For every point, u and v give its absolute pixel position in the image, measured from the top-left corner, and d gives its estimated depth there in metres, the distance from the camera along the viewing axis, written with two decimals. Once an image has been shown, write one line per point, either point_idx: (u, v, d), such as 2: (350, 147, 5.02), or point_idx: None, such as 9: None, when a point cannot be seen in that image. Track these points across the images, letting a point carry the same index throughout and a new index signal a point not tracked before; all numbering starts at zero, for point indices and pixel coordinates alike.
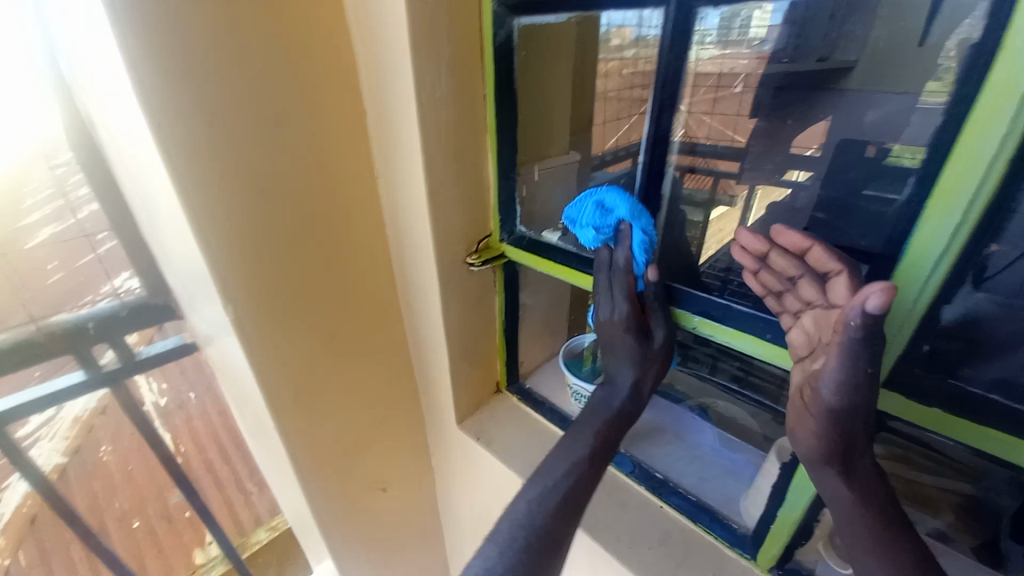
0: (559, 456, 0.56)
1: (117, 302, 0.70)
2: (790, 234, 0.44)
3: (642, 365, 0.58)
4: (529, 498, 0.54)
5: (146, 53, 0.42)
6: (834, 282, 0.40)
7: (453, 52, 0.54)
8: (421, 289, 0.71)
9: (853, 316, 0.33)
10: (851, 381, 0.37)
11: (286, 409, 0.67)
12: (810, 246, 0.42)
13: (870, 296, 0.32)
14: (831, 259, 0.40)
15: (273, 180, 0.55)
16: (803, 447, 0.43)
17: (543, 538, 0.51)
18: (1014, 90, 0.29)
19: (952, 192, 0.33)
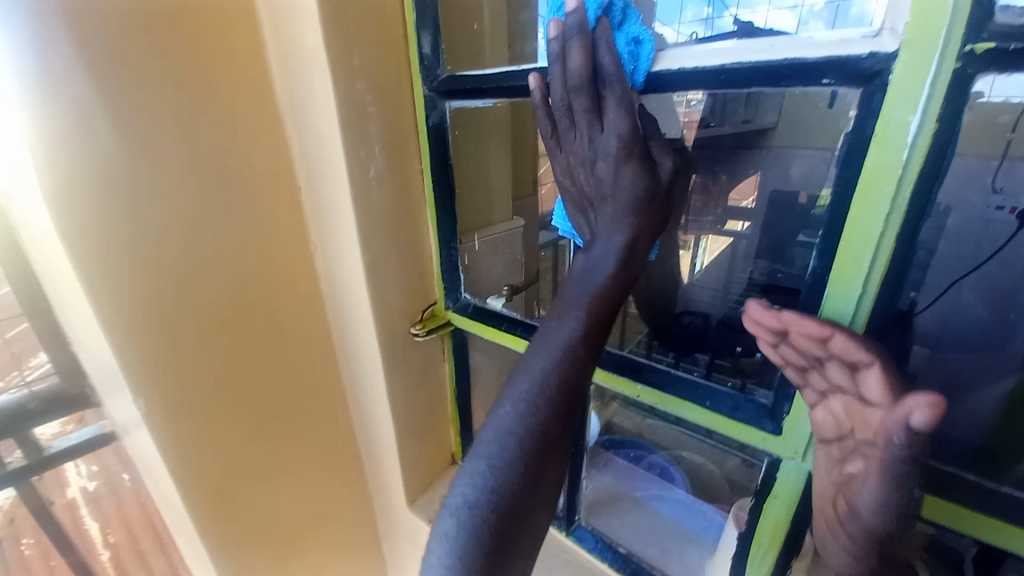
0: (529, 362, 0.41)
1: (25, 393, 0.59)
2: (804, 321, 0.36)
3: (645, 211, 0.42)
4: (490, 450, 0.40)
5: (45, 143, 0.41)
6: (866, 375, 0.33)
7: (386, 134, 0.56)
8: (363, 362, 0.68)
9: (896, 433, 0.28)
10: (891, 503, 0.32)
11: (208, 507, 0.61)
12: (831, 335, 0.34)
13: (913, 411, 0.27)
14: (858, 349, 0.33)
15: (195, 263, 0.54)
16: (834, 559, 0.38)
17: (517, 501, 0.39)
18: (890, 175, 0.32)
19: (852, 264, 0.35)
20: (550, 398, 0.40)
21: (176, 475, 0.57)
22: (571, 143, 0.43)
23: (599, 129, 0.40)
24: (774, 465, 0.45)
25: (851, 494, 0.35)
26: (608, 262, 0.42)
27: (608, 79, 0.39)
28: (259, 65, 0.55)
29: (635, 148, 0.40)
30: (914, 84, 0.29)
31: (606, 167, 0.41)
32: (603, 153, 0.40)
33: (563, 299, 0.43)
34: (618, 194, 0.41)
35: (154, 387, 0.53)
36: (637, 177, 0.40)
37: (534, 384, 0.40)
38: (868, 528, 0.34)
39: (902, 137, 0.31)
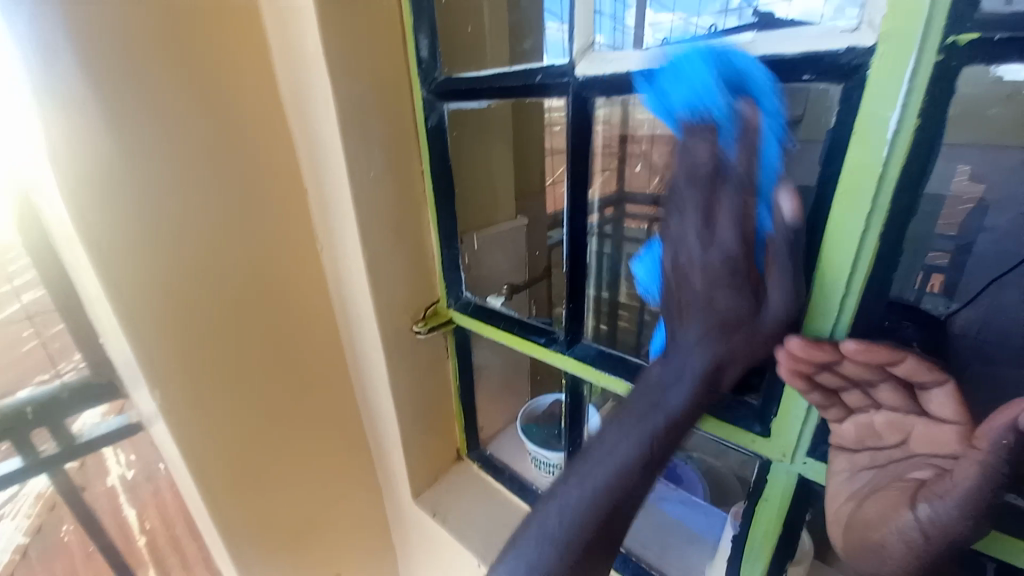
0: (615, 435, 0.42)
1: (59, 382, 0.63)
2: (873, 350, 0.34)
3: (737, 330, 0.39)
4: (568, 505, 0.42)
5: (64, 155, 0.45)
6: (934, 394, 0.33)
7: (386, 137, 0.58)
8: (367, 359, 0.70)
9: (997, 435, 0.28)
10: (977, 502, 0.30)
11: (221, 496, 0.64)
12: (904, 360, 0.33)
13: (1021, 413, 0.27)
14: (928, 371, 0.33)
15: (209, 263, 0.57)
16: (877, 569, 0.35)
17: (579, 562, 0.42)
18: (871, 172, 0.31)
19: (836, 262, 0.35)
20: (632, 466, 0.41)
21: (191, 464, 0.60)
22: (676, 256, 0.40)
23: (704, 236, 0.37)
24: (764, 468, 0.45)
25: (931, 494, 0.32)
26: (682, 380, 0.41)
27: (727, 180, 0.35)
28: (268, 74, 0.57)
29: (739, 272, 0.37)
30: (893, 79, 0.29)
31: (704, 258, 0.38)
32: (700, 261, 0.38)
33: (640, 386, 0.43)
34: (710, 309, 0.39)
35: (170, 379, 0.56)
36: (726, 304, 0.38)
37: (621, 451, 0.41)
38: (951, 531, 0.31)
39: (882, 132, 0.30)
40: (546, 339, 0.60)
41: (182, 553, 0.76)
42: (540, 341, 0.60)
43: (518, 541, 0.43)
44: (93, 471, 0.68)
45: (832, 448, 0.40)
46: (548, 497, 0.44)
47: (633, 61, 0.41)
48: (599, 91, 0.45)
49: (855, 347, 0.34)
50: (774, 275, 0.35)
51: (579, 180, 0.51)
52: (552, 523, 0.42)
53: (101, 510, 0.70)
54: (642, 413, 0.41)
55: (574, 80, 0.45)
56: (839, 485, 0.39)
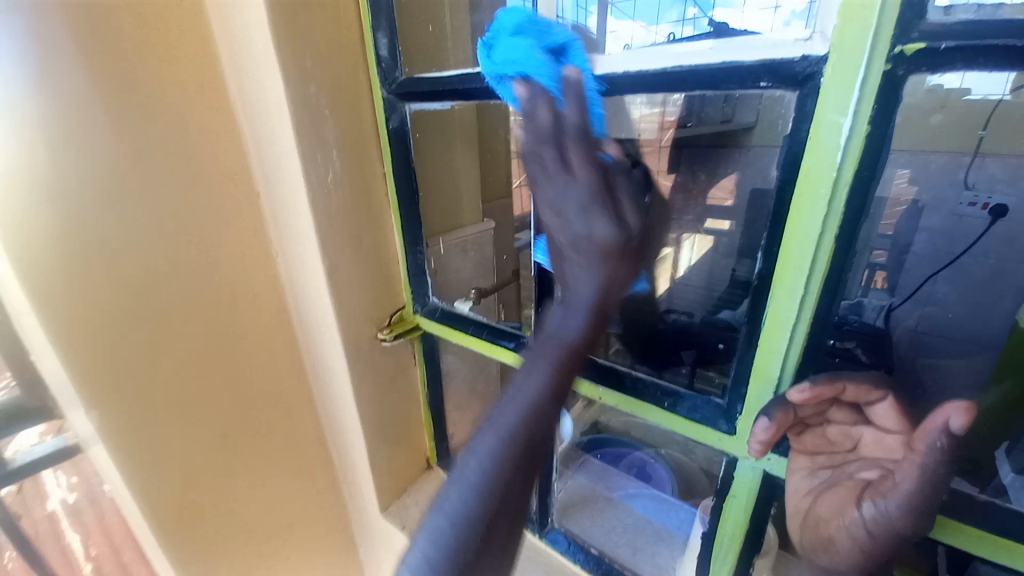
0: (520, 382, 0.43)
1: None
2: (820, 387, 0.36)
3: (609, 266, 0.44)
4: (482, 449, 0.41)
5: None
6: (879, 408, 0.37)
7: (345, 139, 0.56)
8: (328, 368, 0.68)
9: (933, 440, 0.29)
10: (915, 502, 0.31)
11: (171, 522, 0.60)
12: (846, 388, 0.36)
13: (950, 417, 0.28)
14: (870, 391, 0.37)
15: (154, 273, 0.53)
16: (830, 563, 0.37)
17: (498, 507, 0.40)
18: (826, 178, 0.32)
19: (795, 265, 0.35)
20: (542, 404, 0.42)
21: (136, 490, 0.55)
22: (560, 244, 0.45)
23: (569, 178, 0.42)
24: (731, 467, 0.46)
25: (877, 494, 0.34)
26: (575, 319, 0.44)
27: (574, 129, 0.41)
28: (215, 69, 0.54)
29: (600, 199, 0.42)
30: (843, 87, 0.30)
31: (579, 219, 0.43)
32: (571, 203, 0.42)
33: (541, 342, 0.45)
34: (579, 235, 0.43)
35: (112, 400, 0.52)
36: (603, 277, 0.44)
37: (529, 390, 0.42)
38: (897, 531, 0.32)
39: (836, 138, 0.31)
40: (516, 345, 0.59)
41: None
42: (509, 346, 0.59)
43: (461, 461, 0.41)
44: (30, 495, 0.59)
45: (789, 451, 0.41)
46: (495, 404, 0.43)
47: (596, 64, 0.41)
48: None
49: (806, 395, 0.36)
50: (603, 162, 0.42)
51: None
52: (486, 444, 0.41)
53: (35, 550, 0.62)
54: (541, 364, 0.43)
55: None
56: (800, 483, 0.40)
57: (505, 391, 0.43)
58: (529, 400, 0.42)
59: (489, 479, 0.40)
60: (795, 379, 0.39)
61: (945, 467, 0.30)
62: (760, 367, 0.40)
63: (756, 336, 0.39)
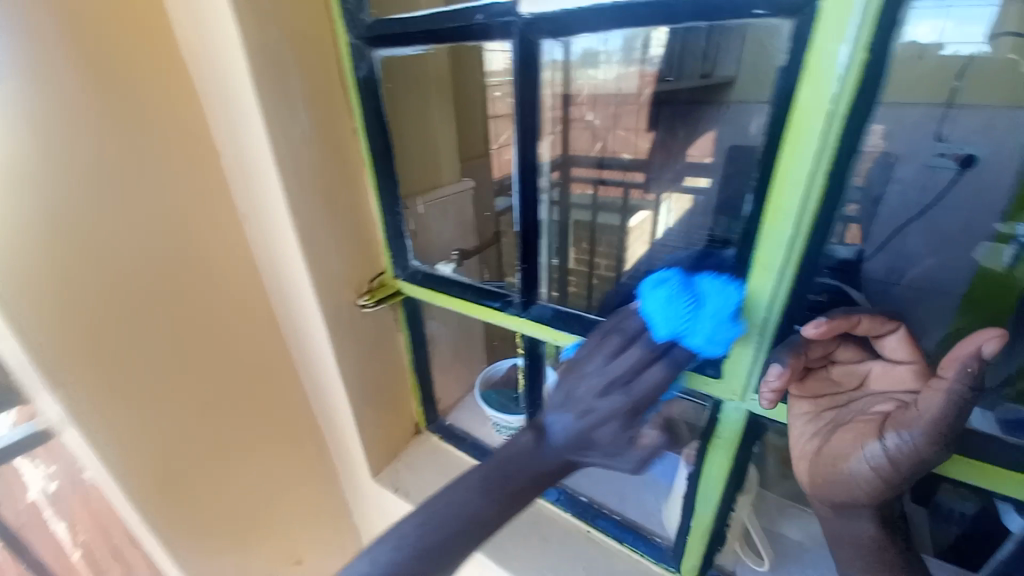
0: (462, 496, 0.42)
1: None
2: (835, 323, 0.38)
3: (606, 458, 0.43)
4: (394, 552, 0.41)
5: None
6: (888, 340, 0.39)
7: (309, 91, 0.53)
8: (308, 337, 0.66)
9: (964, 365, 0.31)
10: (939, 427, 0.32)
11: (157, 499, 0.58)
12: (859, 323, 0.38)
13: (984, 342, 0.30)
14: (880, 324, 0.39)
15: (113, 243, 0.50)
16: (845, 494, 0.38)
17: None
18: (820, 112, 0.31)
19: (784, 207, 0.35)
20: (468, 529, 0.41)
21: (116, 468, 0.54)
22: (573, 378, 0.42)
23: (629, 378, 0.39)
24: (717, 408, 0.47)
25: (896, 424, 0.35)
26: (554, 461, 0.43)
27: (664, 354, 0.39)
28: (160, 17, 0.50)
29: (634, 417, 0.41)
30: (844, 10, 0.28)
31: (602, 413, 0.40)
32: (618, 393, 0.40)
33: (499, 462, 0.44)
34: (594, 415, 0.41)
35: (81, 378, 0.49)
36: (591, 448, 0.42)
37: (463, 513, 0.41)
38: (921, 459, 0.33)
39: (832, 70, 0.30)
40: (502, 304, 0.58)
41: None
42: (496, 306, 0.59)
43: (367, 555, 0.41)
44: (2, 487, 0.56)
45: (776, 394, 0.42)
46: (431, 503, 0.43)
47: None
48: (545, 31, 0.42)
49: (820, 330, 0.37)
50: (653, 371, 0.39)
51: (529, 133, 0.48)
52: (399, 548, 0.41)
53: (16, 546, 0.58)
54: (486, 490, 0.42)
55: (521, 19, 0.41)
56: (809, 423, 0.41)
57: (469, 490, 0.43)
58: (476, 514, 0.41)
59: None
60: (782, 319, 0.40)
61: (969, 392, 0.31)
62: (745, 312, 0.40)
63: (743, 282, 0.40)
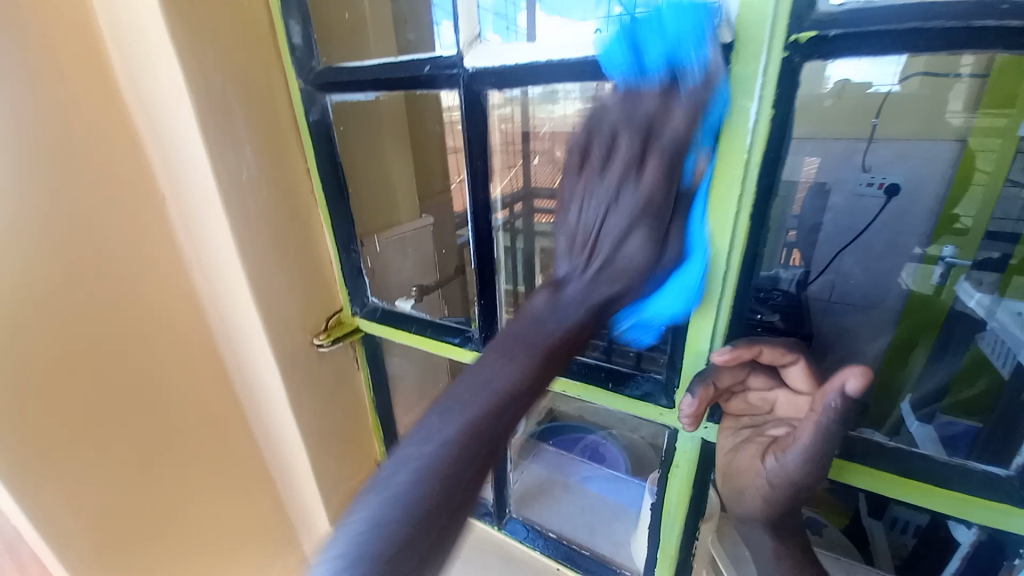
0: (484, 377, 0.36)
1: None
2: (739, 351, 0.39)
3: (633, 277, 0.38)
4: (415, 460, 0.32)
5: None
6: (791, 370, 0.40)
7: (259, 135, 0.53)
8: (261, 381, 0.64)
9: (831, 400, 0.34)
10: (811, 455, 0.36)
11: (91, 568, 0.53)
12: (760, 352, 0.39)
13: (849, 380, 0.33)
14: (784, 354, 0.40)
15: (47, 292, 0.47)
16: (744, 506, 0.43)
17: (419, 527, 0.30)
18: (738, 159, 0.34)
19: (716, 244, 0.38)
20: (494, 407, 0.34)
21: (43, 537, 0.49)
22: (568, 213, 0.40)
23: (636, 174, 0.35)
24: (672, 438, 0.48)
25: (779, 449, 0.39)
26: (572, 309, 0.39)
27: (661, 129, 0.34)
28: (101, 63, 0.49)
29: (651, 216, 0.36)
30: (749, 72, 0.32)
31: (614, 214, 0.37)
32: (624, 196, 0.36)
33: (518, 334, 0.38)
34: (610, 216, 0.37)
35: (6, 439, 0.45)
36: (613, 286, 0.39)
37: (487, 392, 0.35)
38: (792, 479, 0.38)
39: (744, 123, 0.33)
40: (462, 340, 0.59)
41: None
42: (455, 342, 0.59)
43: (381, 476, 0.32)
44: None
45: (725, 423, 0.44)
46: (451, 393, 0.35)
47: (518, 54, 0.41)
48: (488, 81, 0.44)
49: (729, 357, 0.39)
50: (655, 153, 0.34)
51: (479, 173, 0.50)
52: (421, 454, 0.32)
53: None
54: (510, 361, 0.36)
55: (464, 72, 0.44)
56: (726, 441, 0.44)
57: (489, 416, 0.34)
58: (501, 391, 0.35)
59: (419, 497, 0.31)
60: None
61: (837, 425, 0.35)
62: (690, 343, 0.42)
63: (684, 315, 0.42)
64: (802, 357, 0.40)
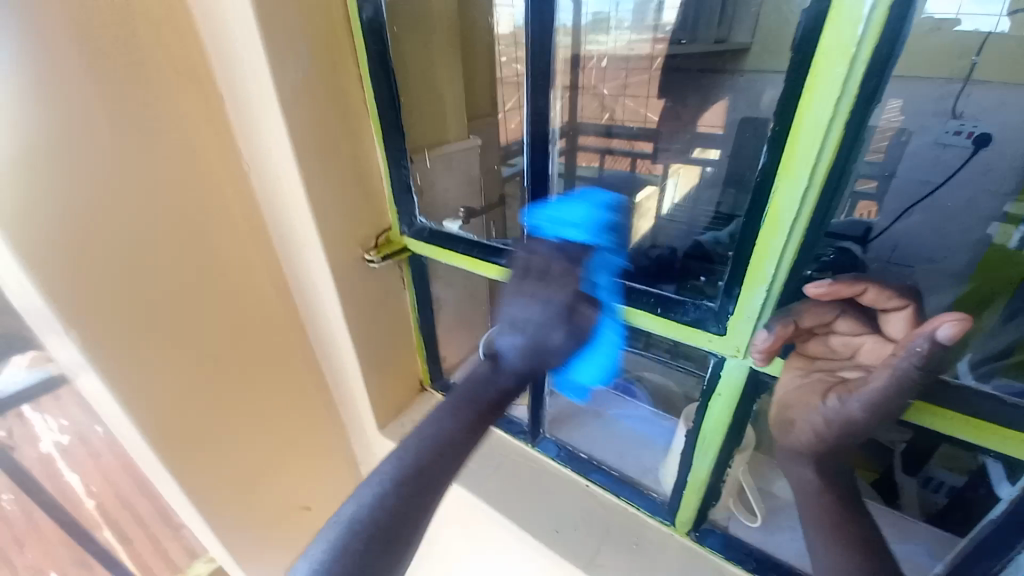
0: (435, 423, 0.48)
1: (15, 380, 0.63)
2: (841, 286, 0.38)
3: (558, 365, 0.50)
4: (387, 473, 0.45)
5: None
6: (893, 316, 0.38)
7: (314, 34, 0.51)
8: (314, 290, 0.67)
9: (919, 344, 0.33)
10: (878, 400, 0.36)
11: (170, 441, 0.61)
12: (866, 290, 0.37)
13: (943, 324, 0.31)
14: (890, 298, 0.38)
15: (116, 188, 0.49)
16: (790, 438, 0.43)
17: (382, 533, 0.42)
18: (843, 55, 0.30)
19: (800, 157, 0.34)
20: (445, 450, 0.47)
21: (129, 411, 0.55)
22: (508, 306, 0.50)
23: (558, 293, 0.48)
24: (718, 366, 0.47)
25: (845, 391, 0.39)
26: (507, 379, 0.51)
27: (581, 265, 0.49)
28: None
29: (572, 323, 0.48)
30: None
31: (541, 319, 0.48)
32: (555, 308, 0.47)
33: (466, 389, 0.51)
34: (537, 322, 0.48)
35: (93, 322, 0.50)
36: (546, 362, 0.49)
37: (440, 436, 0.47)
38: (850, 419, 0.38)
39: (857, 10, 0.29)
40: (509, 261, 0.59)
41: (143, 509, 0.85)
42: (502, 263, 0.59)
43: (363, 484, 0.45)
44: (23, 437, 0.70)
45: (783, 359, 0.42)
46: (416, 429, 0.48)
47: None
48: None
49: (826, 289, 0.37)
50: (575, 281, 0.48)
51: (539, 80, 0.48)
52: (390, 471, 0.45)
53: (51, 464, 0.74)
54: (456, 411, 0.49)
55: None
56: (791, 379, 0.43)
57: (441, 456, 0.46)
58: (452, 434, 0.47)
59: (387, 508, 0.43)
60: (790, 275, 0.39)
61: (916, 375, 0.34)
62: (752, 267, 0.40)
63: (750, 237, 0.39)
64: (913, 305, 0.37)
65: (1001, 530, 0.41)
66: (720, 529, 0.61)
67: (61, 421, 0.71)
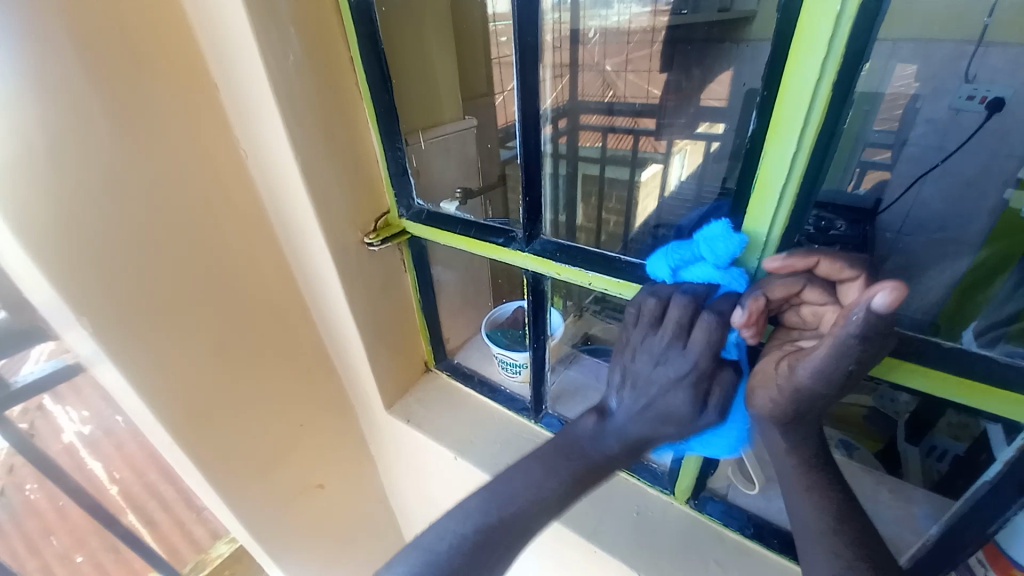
0: (521, 474, 0.50)
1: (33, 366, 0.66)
2: (792, 260, 0.36)
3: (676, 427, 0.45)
4: (467, 511, 0.49)
5: None
6: (850, 288, 0.36)
7: (302, 15, 0.51)
8: (316, 275, 0.68)
9: (857, 313, 0.31)
10: (828, 372, 0.35)
11: (185, 425, 0.63)
12: (817, 262, 0.36)
13: (877, 293, 0.30)
14: (843, 269, 0.36)
15: (117, 181, 0.50)
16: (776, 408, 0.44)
17: (467, 565, 0.46)
18: (829, 12, 0.30)
19: (788, 119, 0.34)
20: (537, 502, 0.48)
21: (143, 396, 0.58)
22: (626, 356, 0.47)
23: (679, 346, 0.42)
24: None
25: (797, 360, 0.38)
26: (613, 437, 0.49)
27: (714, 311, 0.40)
28: None
29: (699, 382, 0.42)
30: None
31: (661, 371, 0.44)
32: (673, 361, 0.43)
33: (564, 443, 0.51)
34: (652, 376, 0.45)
35: (102, 311, 0.52)
36: (660, 422, 0.46)
37: (531, 487, 0.49)
38: (798, 388, 0.38)
39: None
40: (506, 240, 0.59)
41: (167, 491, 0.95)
42: (500, 242, 0.59)
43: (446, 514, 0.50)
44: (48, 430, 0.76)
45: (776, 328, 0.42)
46: (500, 477, 0.51)
47: None
48: None
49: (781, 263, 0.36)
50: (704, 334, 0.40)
51: (529, 53, 0.48)
52: (473, 510, 0.49)
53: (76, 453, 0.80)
54: (551, 466, 0.50)
55: None
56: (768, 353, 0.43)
57: (525, 507, 0.48)
58: (540, 491, 0.49)
59: (471, 544, 0.47)
60: (781, 241, 0.39)
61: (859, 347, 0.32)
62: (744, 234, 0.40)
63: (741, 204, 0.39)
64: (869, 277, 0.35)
65: (994, 490, 0.41)
66: (719, 497, 0.62)
67: (81, 412, 0.79)
